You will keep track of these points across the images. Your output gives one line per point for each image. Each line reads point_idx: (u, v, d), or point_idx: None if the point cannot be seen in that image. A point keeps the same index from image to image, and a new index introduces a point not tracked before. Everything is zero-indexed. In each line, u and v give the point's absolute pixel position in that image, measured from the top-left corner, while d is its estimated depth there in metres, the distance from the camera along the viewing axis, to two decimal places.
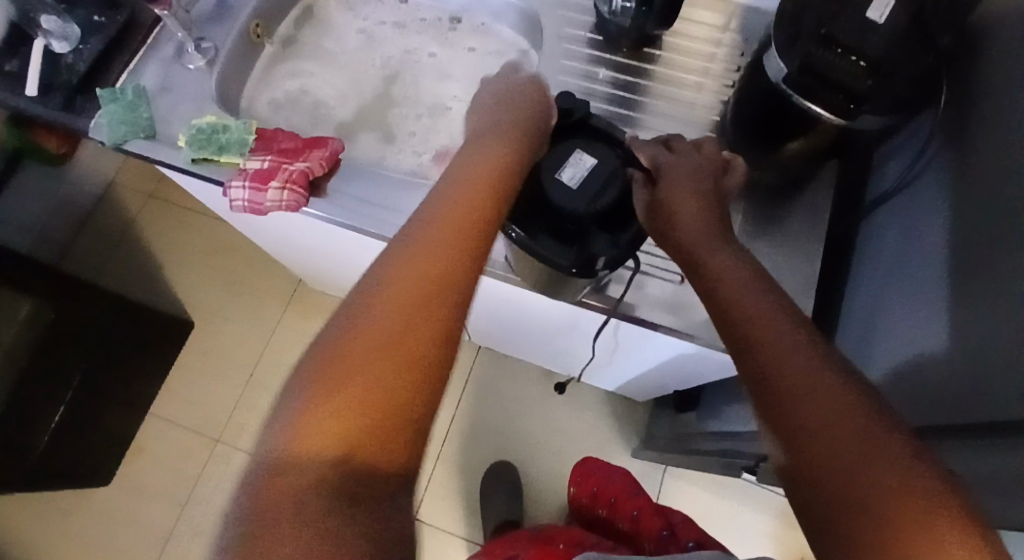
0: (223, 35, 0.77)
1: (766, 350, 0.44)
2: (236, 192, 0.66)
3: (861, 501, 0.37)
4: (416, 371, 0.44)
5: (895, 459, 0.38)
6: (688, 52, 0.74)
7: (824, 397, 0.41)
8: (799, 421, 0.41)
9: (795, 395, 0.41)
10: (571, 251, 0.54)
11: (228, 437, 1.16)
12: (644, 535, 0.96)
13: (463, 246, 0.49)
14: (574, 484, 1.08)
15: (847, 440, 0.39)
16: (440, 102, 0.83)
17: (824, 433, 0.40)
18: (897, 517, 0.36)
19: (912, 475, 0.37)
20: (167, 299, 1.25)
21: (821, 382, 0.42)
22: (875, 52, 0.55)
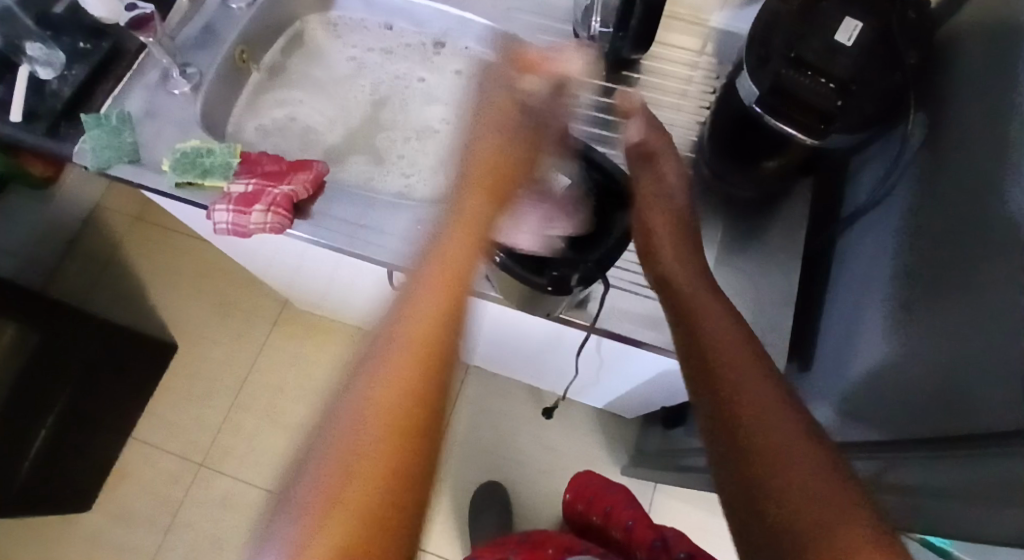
0: (209, 61, 0.78)
1: (722, 365, 0.46)
2: (219, 215, 0.67)
3: (793, 512, 0.40)
4: (431, 367, 0.40)
5: (824, 475, 0.41)
6: (666, 75, 0.76)
7: (772, 414, 0.44)
8: (747, 431, 0.43)
9: (762, 405, 0.44)
10: (539, 269, 0.58)
11: (213, 462, 1.15)
12: (636, 545, 0.97)
13: (470, 242, 0.45)
14: (569, 491, 1.07)
15: (795, 450, 0.42)
16: (427, 126, 0.85)
17: (770, 450, 0.42)
18: (835, 521, 0.39)
19: (838, 494, 0.40)
20: (152, 323, 1.24)
21: (769, 398, 0.45)
22: (841, 74, 0.57)
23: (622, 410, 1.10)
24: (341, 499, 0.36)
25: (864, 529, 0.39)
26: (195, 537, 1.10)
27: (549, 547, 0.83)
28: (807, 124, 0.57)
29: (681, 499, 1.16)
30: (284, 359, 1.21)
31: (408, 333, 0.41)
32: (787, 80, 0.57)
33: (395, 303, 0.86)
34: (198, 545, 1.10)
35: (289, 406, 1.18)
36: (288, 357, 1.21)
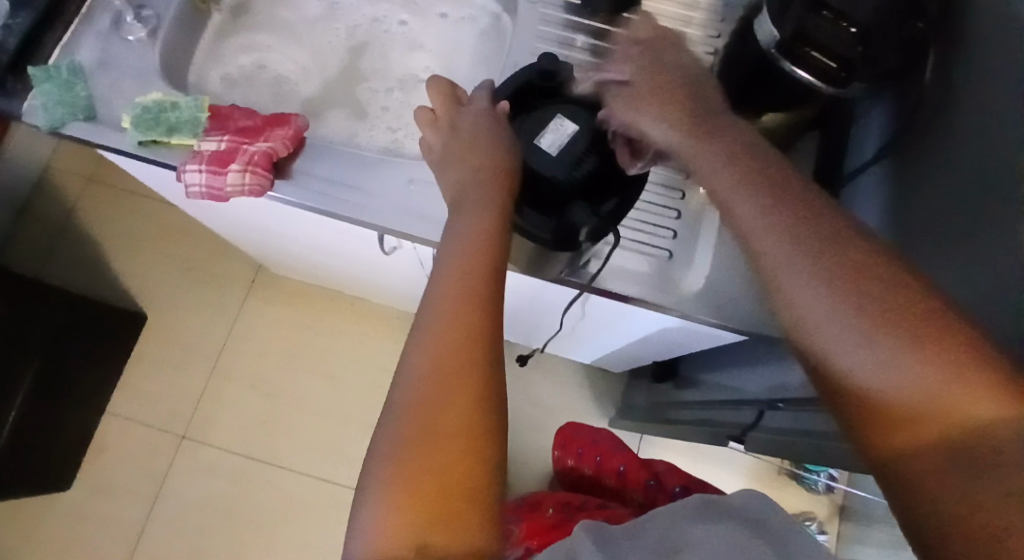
0: (167, 3, 0.70)
1: (798, 269, 0.40)
2: (191, 176, 0.61)
3: (915, 417, 0.35)
4: (469, 392, 0.42)
5: (938, 358, 0.34)
6: (665, 17, 0.72)
7: (866, 304, 0.38)
8: (840, 348, 0.38)
9: (807, 295, 0.40)
10: (552, 224, 0.55)
11: (194, 431, 1.11)
12: (632, 488, 0.98)
13: (481, 275, 0.46)
14: (557, 448, 1.03)
15: (865, 323, 0.37)
16: (411, 74, 0.79)
17: (829, 347, 0.39)
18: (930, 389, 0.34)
19: (962, 375, 0.34)
20: (118, 289, 1.18)
21: (860, 285, 0.38)
22: (865, 16, 0.52)
23: (610, 365, 1.09)
24: (422, 486, 0.40)
25: (1004, 410, 0.32)
26: (183, 508, 1.07)
27: (550, 507, 0.83)
28: (829, 73, 0.54)
29: (669, 447, 1.17)
30: (261, 322, 1.17)
31: (440, 336, 0.43)
32: (810, 24, 0.53)
33: (382, 266, 0.82)
34: (187, 514, 1.07)
35: (271, 372, 1.14)
36: (267, 320, 1.17)
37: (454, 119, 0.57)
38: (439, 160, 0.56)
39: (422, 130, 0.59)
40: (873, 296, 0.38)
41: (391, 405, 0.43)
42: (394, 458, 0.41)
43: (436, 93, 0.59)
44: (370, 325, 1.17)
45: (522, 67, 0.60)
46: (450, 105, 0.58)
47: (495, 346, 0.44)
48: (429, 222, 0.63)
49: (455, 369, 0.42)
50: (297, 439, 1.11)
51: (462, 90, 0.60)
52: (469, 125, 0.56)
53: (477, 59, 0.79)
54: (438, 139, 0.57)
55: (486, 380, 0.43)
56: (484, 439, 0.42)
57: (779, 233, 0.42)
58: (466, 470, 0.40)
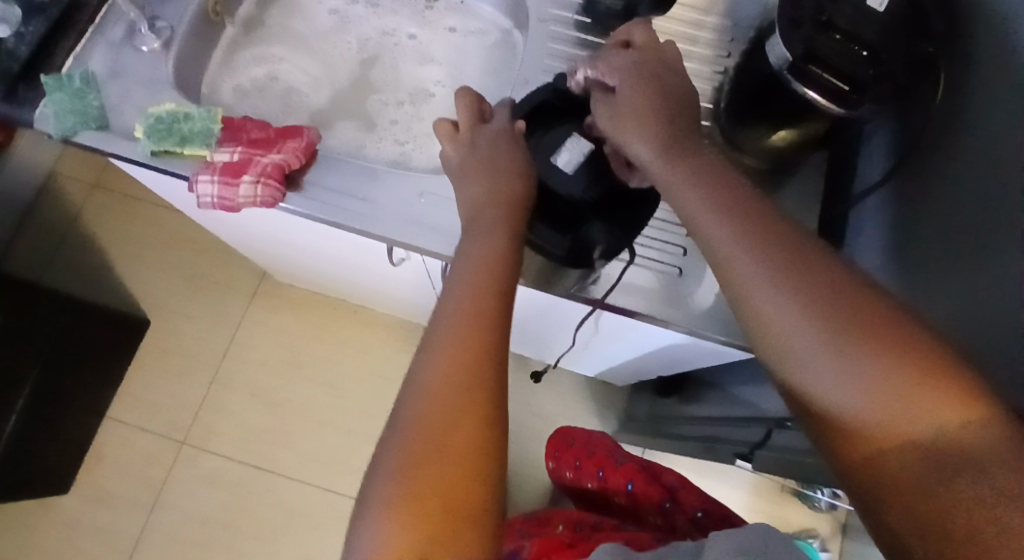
0: (179, 13, 0.70)
1: (778, 286, 0.41)
2: (203, 187, 0.61)
3: (887, 431, 0.36)
4: (477, 401, 0.42)
5: (908, 375, 0.36)
6: (675, 36, 0.72)
7: (842, 322, 0.39)
8: (816, 372, 0.39)
9: (784, 326, 0.41)
10: (566, 240, 0.57)
11: (194, 440, 1.11)
12: (645, 508, 0.91)
13: (492, 288, 0.47)
14: (554, 459, 1.05)
15: (843, 354, 0.38)
16: (421, 87, 0.79)
17: (807, 375, 0.40)
18: (903, 421, 0.36)
19: (930, 391, 0.36)
20: (120, 296, 1.17)
21: (836, 304, 0.40)
22: (872, 37, 0.53)
23: (615, 379, 1.09)
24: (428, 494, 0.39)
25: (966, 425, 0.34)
26: (182, 517, 1.07)
27: (560, 523, 0.83)
28: (839, 92, 0.53)
29: (672, 462, 1.16)
30: (264, 330, 1.17)
31: (449, 353, 0.44)
32: (819, 46, 0.53)
33: (391, 278, 0.82)
34: (187, 523, 1.06)
35: (272, 382, 1.14)
36: (269, 329, 1.17)
37: (474, 136, 0.57)
38: (455, 176, 0.56)
39: (441, 144, 0.58)
40: (847, 315, 0.39)
41: (398, 420, 0.43)
42: (402, 475, 0.40)
43: (460, 103, 0.58)
44: (374, 335, 1.17)
45: (542, 85, 0.61)
46: (473, 120, 0.57)
47: (502, 365, 0.45)
48: (439, 235, 0.63)
49: (463, 386, 0.42)
50: (299, 450, 1.11)
51: (484, 104, 0.59)
52: (489, 144, 0.56)
53: (488, 73, 0.79)
54: (456, 154, 0.56)
55: (494, 400, 0.43)
56: (491, 450, 0.42)
57: (756, 258, 0.43)
58: (472, 488, 0.40)
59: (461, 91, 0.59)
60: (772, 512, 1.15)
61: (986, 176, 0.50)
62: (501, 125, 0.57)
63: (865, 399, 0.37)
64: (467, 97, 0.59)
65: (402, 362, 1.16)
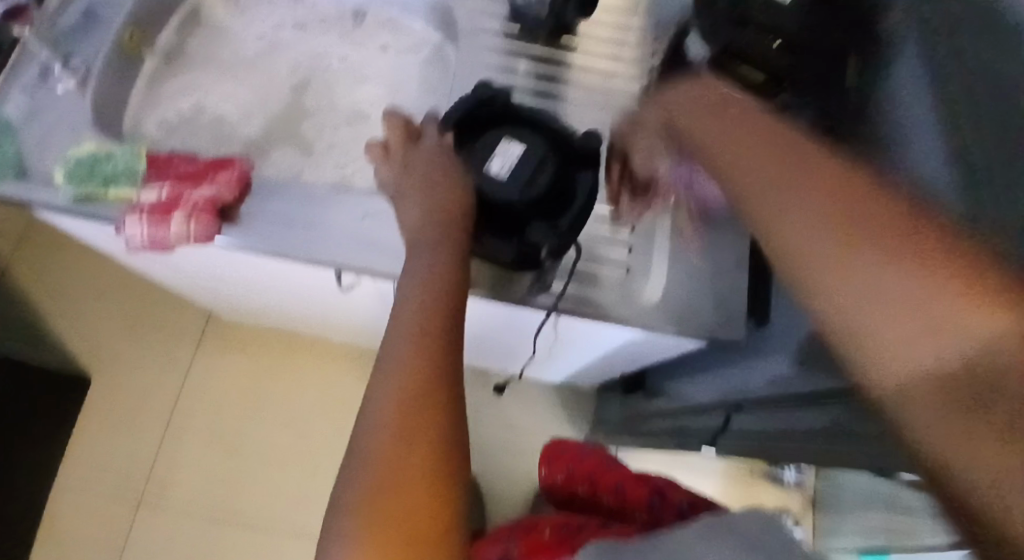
0: (95, 50, 0.68)
1: (813, 215, 0.37)
2: (131, 229, 0.58)
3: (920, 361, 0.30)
4: (435, 415, 0.42)
5: (951, 299, 0.30)
6: (599, 40, 0.73)
7: (884, 245, 0.33)
8: (853, 307, 0.33)
9: (820, 265, 0.36)
10: (512, 245, 0.56)
11: (150, 497, 1.05)
12: (632, 508, 0.88)
13: (441, 301, 0.47)
14: (546, 466, 1.02)
15: (890, 283, 0.32)
16: (358, 108, 0.77)
17: (843, 311, 0.34)
18: (946, 346, 0.29)
19: (982, 307, 0.29)
20: (58, 352, 1.11)
21: (879, 231, 0.34)
22: (790, 28, 0.53)
23: (581, 382, 1.09)
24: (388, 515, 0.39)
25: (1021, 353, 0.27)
26: None
27: (547, 527, 0.81)
28: (759, 83, 0.55)
29: (647, 460, 1.17)
30: (215, 373, 1.12)
31: (399, 375, 0.43)
32: (738, 40, 0.55)
33: (342, 303, 0.80)
34: None
35: (227, 425, 1.10)
36: (221, 371, 1.12)
37: (405, 154, 0.57)
38: (392, 198, 0.56)
39: (374, 165, 0.58)
40: (891, 240, 0.33)
41: (354, 449, 0.41)
42: (361, 508, 0.39)
43: (389, 124, 0.58)
44: (334, 366, 1.14)
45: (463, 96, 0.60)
46: (402, 138, 0.57)
47: (458, 382, 0.45)
48: (388, 254, 0.62)
49: (412, 402, 0.42)
50: (261, 494, 1.07)
51: (410, 121, 0.59)
52: (422, 162, 0.55)
53: (424, 90, 0.78)
54: (390, 174, 0.57)
55: (447, 416, 0.42)
56: (452, 462, 0.41)
57: (797, 200, 0.38)
58: (432, 510, 0.39)
59: (389, 113, 0.59)
60: (748, 498, 1.16)
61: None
62: (433, 142, 0.57)
63: (895, 333, 0.31)
64: (398, 118, 0.59)
65: (362, 390, 1.13)
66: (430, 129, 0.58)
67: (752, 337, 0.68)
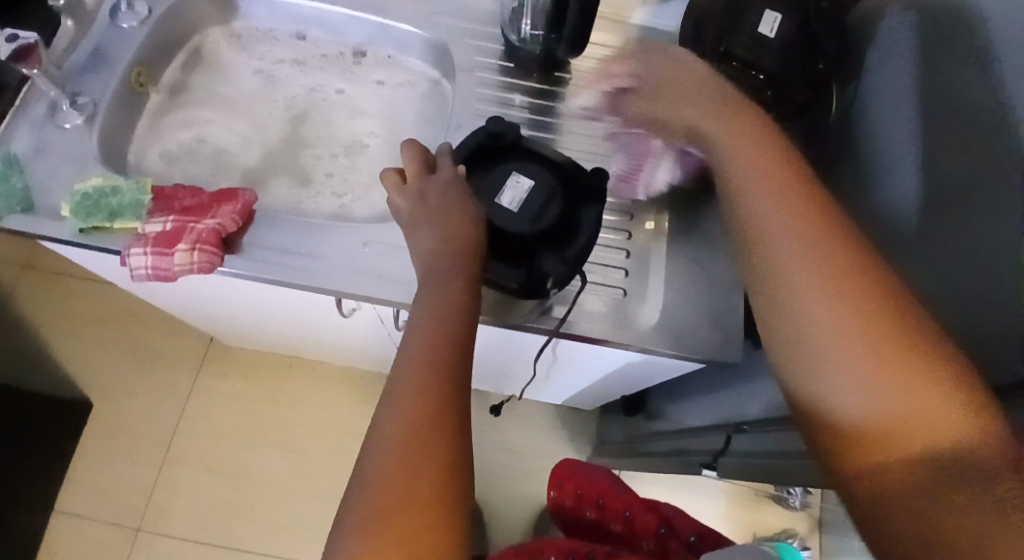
0: (102, 87, 0.70)
1: (829, 286, 0.44)
2: (136, 259, 0.60)
3: (905, 427, 0.39)
4: (439, 445, 0.42)
5: (932, 383, 0.38)
6: (592, 73, 0.76)
7: (882, 326, 0.41)
8: (838, 384, 0.42)
9: (818, 340, 0.44)
10: (519, 274, 0.58)
11: (150, 524, 1.06)
12: (640, 535, 0.91)
13: (449, 332, 0.48)
14: (554, 488, 1.02)
15: (882, 370, 0.40)
16: (355, 139, 0.79)
17: (832, 384, 0.43)
18: (911, 433, 0.38)
19: (953, 408, 0.37)
20: (59, 379, 1.12)
21: (878, 313, 0.42)
22: (769, 64, 0.58)
23: (580, 404, 1.10)
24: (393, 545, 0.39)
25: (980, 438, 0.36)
26: None
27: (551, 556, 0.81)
28: (744, 114, 0.58)
29: (646, 480, 1.17)
30: (215, 399, 1.13)
31: (407, 401, 0.44)
32: (722, 74, 0.59)
33: (343, 329, 0.81)
34: None
35: (227, 451, 1.10)
36: (221, 397, 1.13)
37: (421, 186, 0.57)
38: (406, 228, 0.56)
39: (389, 194, 0.57)
40: (887, 323, 0.41)
41: (359, 474, 0.42)
42: (365, 532, 0.40)
43: (407, 154, 0.59)
44: (333, 390, 1.15)
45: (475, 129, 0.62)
46: (419, 169, 0.58)
47: (464, 412, 0.45)
48: (389, 283, 0.63)
49: (418, 433, 0.42)
50: (263, 521, 1.07)
51: (427, 153, 0.60)
52: (439, 194, 0.56)
53: (422, 122, 0.80)
54: (406, 205, 0.56)
55: (454, 442, 0.43)
56: (455, 492, 0.42)
57: (804, 276, 0.45)
58: (437, 535, 0.40)
59: (408, 144, 0.59)
60: (748, 517, 1.16)
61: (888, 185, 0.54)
62: (448, 174, 0.58)
63: (885, 403, 0.40)
64: (415, 149, 0.59)
65: (362, 414, 1.14)
66: (445, 161, 0.59)
67: (747, 359, 0.69)
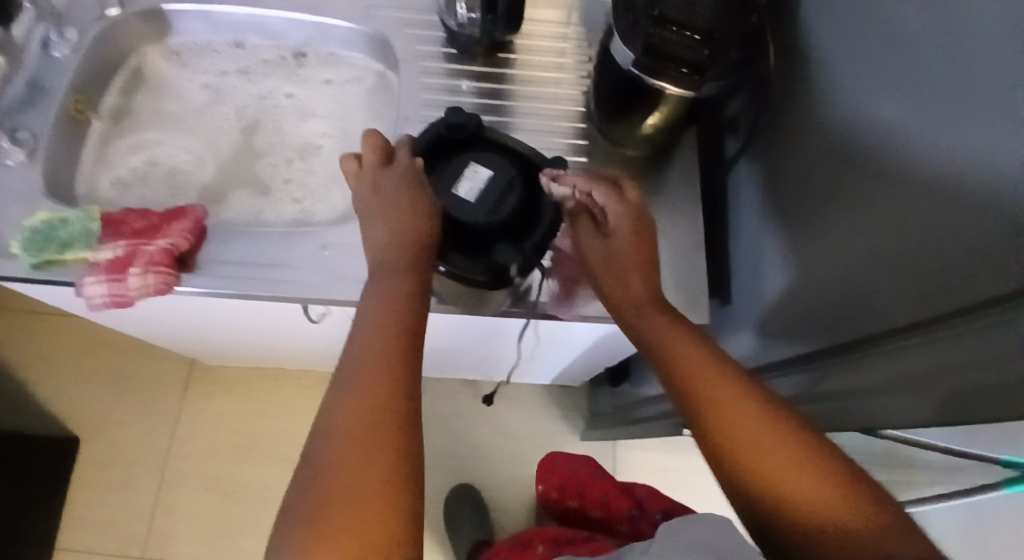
0: (41, 119, 0.68)
1: (712, 412, 0.47)
2: (92, 289, 0.60)
3: (788, 469, 0.43)
4: (387, 432, 0.42)
5: (802, 443, 0.44)
6: (539, 50, 0.75)
7: (758, 424, 0.45)
8: (736, 422, 0.46)
9: (709, 391, 0.48)
10: (480, 265, 0.56)
11: (154, 550, 1.05)
12: (616, 519, 0.91)
13: (399, 323, 0.48)
14: (539, 481, 1.02)
15: (757, 423, 0.45)
16: (308, 143, 0.78)
17: (725, 421, 0.46)
18: (796, 480, 0.43)
19: (828, 469, 0.43)
20: (46, 419, 1.11)
21: (751, 405, 0.47)
22: (704, 23, 0.55)
23: (569, 381, 1.10)
24: (343, 535, 0.39)
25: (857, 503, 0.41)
26: None
27: (540, 544, 0.81)
28: (682, 76, 0.56)
29: (645, 448, 1.18)
30: (203, 420, 1.12)
31: (354, 387, 0.44)
32: (658, 39, 0.55)
33: (319, 333, 0.80)
34: None
35: (224, 471, 1.10)
36: (210, 416, 1.13)
37: (376, 176, 0.55)
38: (359, 218, 0.55)
39: (346, 181, 0.57)
40: (764, 418, 0.46)
41: (310, 461, 0.42)
42: (317, 516, 0.39)
43: (366, 143, 0.56)
44: (322, 397, 1.14)
45: (434, 120, 0.59)
46: (376, 159, 0.56)
47: (415, 400, 0.45)
48: (355, 284, 0.63)
49: (366, 422, 0.42)
50: (267, 532, 1.07)
51: (387, 142, 0.58)
52: (393, 185, 0.54)
53: (374, 118, 0.79)
54: (359, 192, 0.55)
55: (402, 423, 0.43)
56: (407, 476, 0.42)
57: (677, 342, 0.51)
58: (393, 519, 0.40)
59: (370, 131, 0.58)
60: None
61: (836, 129, 0.54)
62: (405, 168, 0.56)
63: (760, 437, 0.45)
64: (378, 139, 0.57)
65: None
66: (404, 152, 0.57)
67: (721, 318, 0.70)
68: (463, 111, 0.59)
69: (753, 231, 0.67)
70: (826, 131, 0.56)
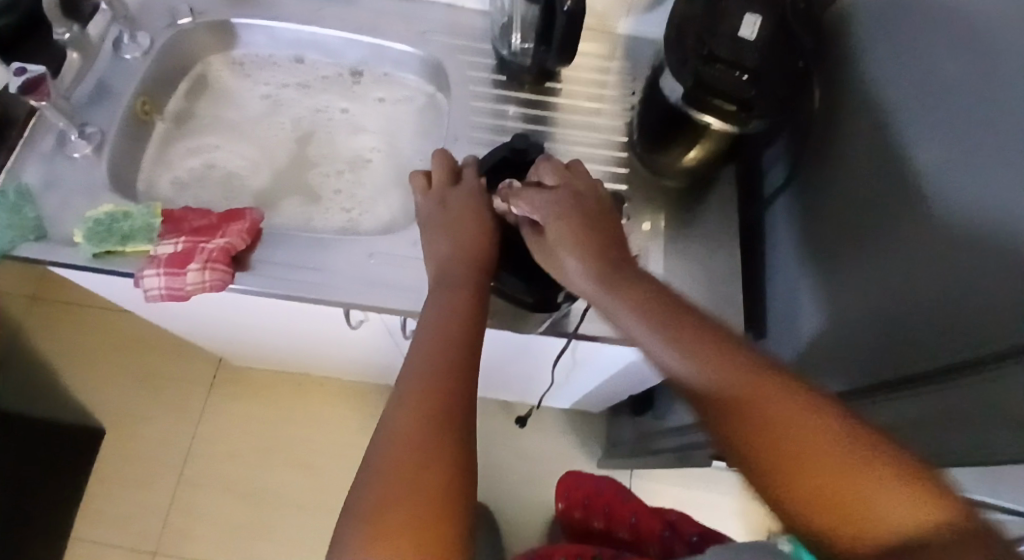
0: (109, 117, 0.72)
1: (730, 418, 0.40)
2: (150, 281, 0.62)
3: (834, 483, 0.36)
4: (445, 438, 0.44)
5: (839, 442, 0.37)
6: (583, 81, 0.78)
7: (788, 426, 0.38)
8: (758, 423, 0.39)
9: (725, 394, 0.41)
10: (530, 287, 0.59)
11: (166, 547, 1.06)
12: (647, 540, 0.95)
13: (459, 333, 0.50)
14: (561, 500, 1.02)
15: (783, 424, 0.38)
16: (357, 156, 0.81)
17: (750, 428, 0.39)
18: (844, 492, 0.36)
19: (888, 478, 0.35)
20: (72, 409, 1.13)
21: (771, 401, 0.39)
22: (751, 63, 0.59)
23: (589, 407, 1.11)
24: (401, 537, 0.40)
25: (923, 513, 0.34)
26: None
27: None
28: (728, 112, 0.59)
29: (659, 479, 1.18)
30: (225, 421, 1.14)
31: (415, 393, 0.46)
32: (706, 76, 0.59)
33: (355, 341, 0.82)
34: None
35: (242, 473, 1.11)
36: (232, 417, 1.14)
37: (444, 195, 0.59)
38: (422, 230, 0.58)
39: (414, 197, 0.60)
40: (789, 417, 0.38)
41: (370, 462, 0.44)
42: (375, 515, 0.41)
43: (437, 162, 0.61)
44: (342, 406, 1.16)
45: (501, 144, 0.63)
46: (445, 178, 0.60)
47: (472, 409, 0.47)
48: (401, 293, 0.65)
49: (427, 428, 0.44)
50: (280, 538, 1.08)
51: (455, 163, 0.62)
52: (460, 203, 0.58)
53: (422, 137, 0.82)
54: (425, 208, 0.59)
55: (460, 430, 0.45)
56: (462, 481, 0.43)
57: (664, 336, 0.44)
58: (444, 523, 0.42)
59: (438, 151, 0.62)
60: (763, 512, 1.17)
61: (876, 172, 0.57)
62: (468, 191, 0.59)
63: (790, 443, 0.38)
64: (447, 159, 0.61)
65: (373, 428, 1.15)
66: (472, 172, 0.61)
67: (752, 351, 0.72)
68: (529, 139, 0.62)
69: (788, 267, 0.69)
70: (865, 174, 0.58)
